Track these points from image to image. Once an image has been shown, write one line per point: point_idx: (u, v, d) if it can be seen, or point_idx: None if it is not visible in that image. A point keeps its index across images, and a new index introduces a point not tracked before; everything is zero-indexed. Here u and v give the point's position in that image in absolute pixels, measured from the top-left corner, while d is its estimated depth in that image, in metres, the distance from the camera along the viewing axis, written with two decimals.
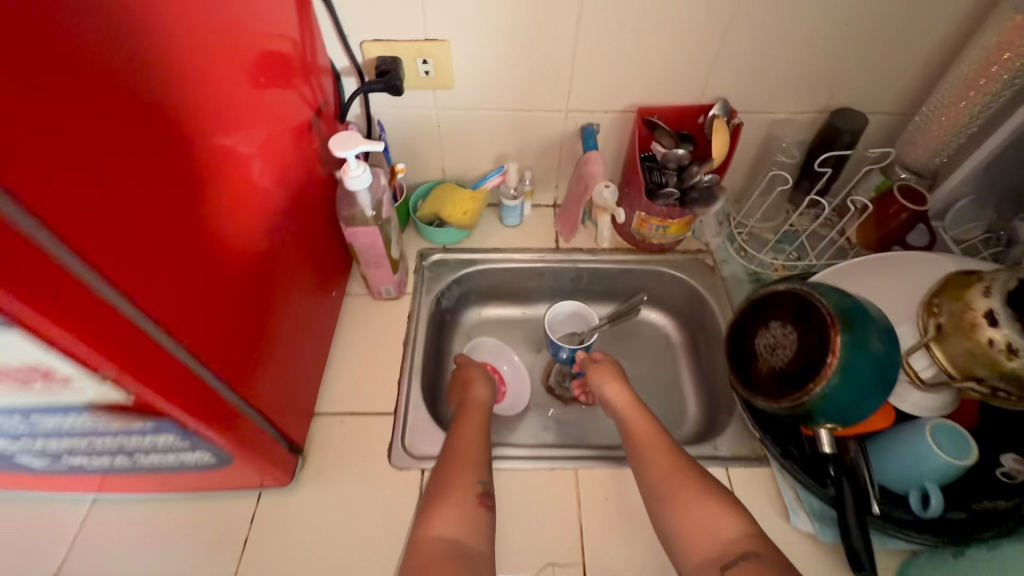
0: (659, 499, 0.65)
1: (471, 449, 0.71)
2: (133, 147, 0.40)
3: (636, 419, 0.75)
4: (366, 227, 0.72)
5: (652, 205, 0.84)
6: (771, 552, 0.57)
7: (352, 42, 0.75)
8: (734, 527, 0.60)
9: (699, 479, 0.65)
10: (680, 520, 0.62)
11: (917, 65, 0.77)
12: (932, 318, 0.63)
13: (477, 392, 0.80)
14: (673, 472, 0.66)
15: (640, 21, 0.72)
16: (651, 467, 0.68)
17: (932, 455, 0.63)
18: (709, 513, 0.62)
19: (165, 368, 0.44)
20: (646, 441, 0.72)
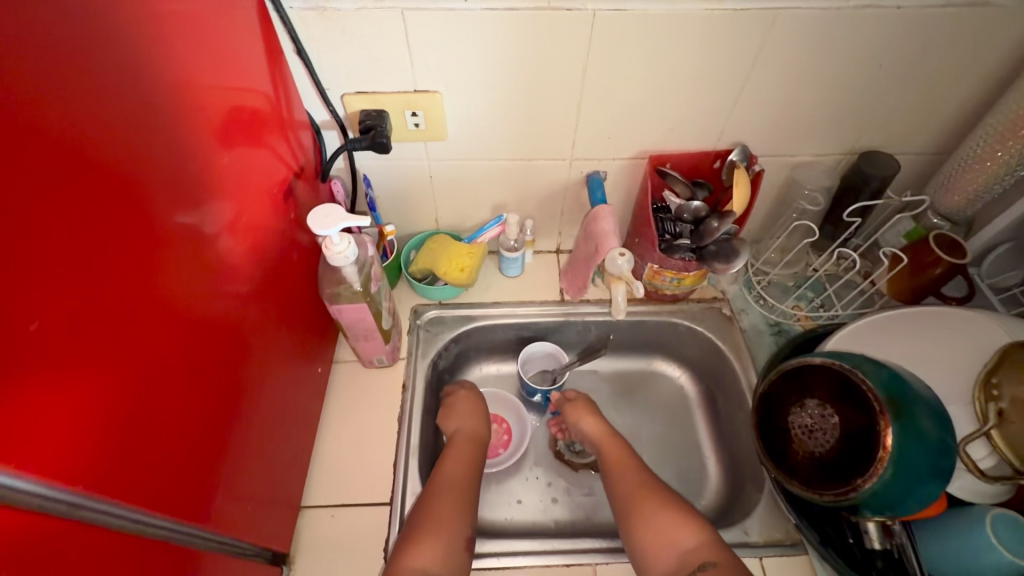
0: (627, 519, 0.67)
1: (460, 482, 0.70)
2: (28, 293, 0.32)
3: (610, 446, 0.76)
4: (353, 303, 0.65)
5: (668, 258, 0.77)
6: (725, 560, 0.60)
7: (332, 94, 0.68)
8: (693, 538, 0.63)
9: (663, 496, 0.68)
10: (644, 537, 0.64)
11: (952, 108, 0.71)
12: (992, 404, 0.57)
13: (472, 421, 0.78)
14: (639, 490, 0.69)
15: (652, 68, 0.65)
16: (621, 490, 0.70)
17: (991, 551, 0.57)
18: (670, 524, 0.64)
19: (79, 544, 0.36)
20: (617, 466, 0.73)
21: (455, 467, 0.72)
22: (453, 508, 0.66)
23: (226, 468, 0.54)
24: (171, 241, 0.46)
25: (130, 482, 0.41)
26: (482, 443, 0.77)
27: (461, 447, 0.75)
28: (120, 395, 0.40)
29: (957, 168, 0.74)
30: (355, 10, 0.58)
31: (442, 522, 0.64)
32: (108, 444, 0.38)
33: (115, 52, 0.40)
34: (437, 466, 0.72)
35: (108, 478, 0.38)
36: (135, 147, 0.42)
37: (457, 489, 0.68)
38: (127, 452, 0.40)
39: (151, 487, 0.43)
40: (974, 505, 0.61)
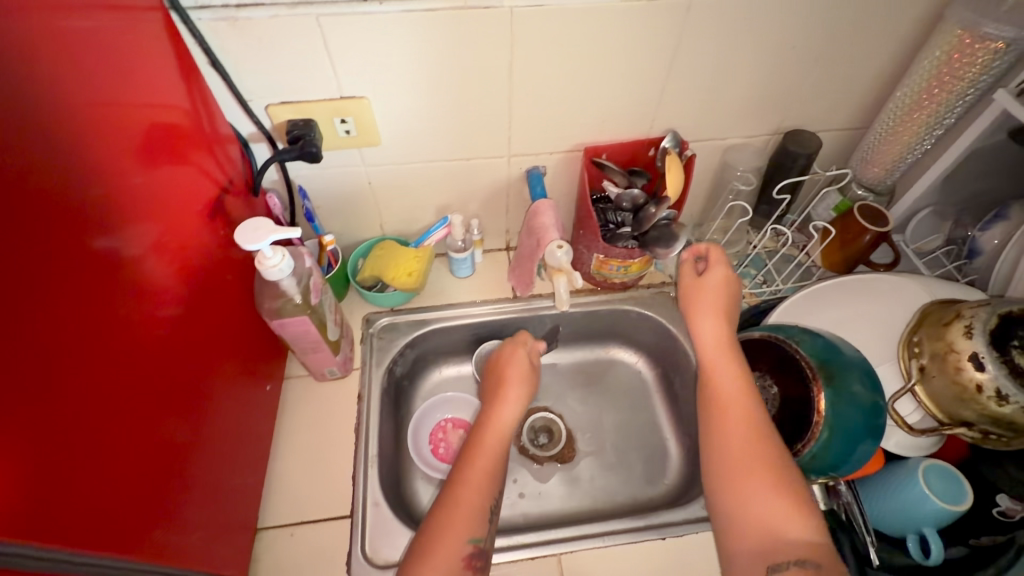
0: (723, 488, 0.58)
1: (474, 487, 0.65)
2: None
3: (727, 382, 0.63)
4: (296, 316, 0.64)
5: (611, 247, 0.78)
6: (832, 564, 0.50)
7: (257, 107, 0.66)
8: (800, 529, 0.52)
9: (778, 471, 0.56)
10: (736, 510, 0.56)
11: (866, 85, 0.74)
12: (914, 360, 0.59)
13: (496, 418, 0.72)
14: (749, 455, 0.57)
15: (577, 61, 0.66)
16: (723, 450, 0.59)
17: (925, 500, 0.60)
18: (771, 505, 0.54)
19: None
20: (729, 414, 0.61)
21: (472, 472, 0.66)
22: (458, 522, 0.62)
23: (171, 494, 0.53)
24: (90, 269, 0.45)
25: (56, 523, 0.39)
26: (505, 442, 0.71)
27: (483, 445, 0.69)
28: (36, 434, 0.38)
29: (876, 141, 0.78)
30: (268, 18, 0.57)
31: (443, 542, 0.60)
32: (25, 485, 0.37)
33: (10, 77, 0.38)
34: (460, 469, 0.67)
35: (31, 520, 0.37)
36: (35, 174, 0.40)
37: (465, 499, 0.64)
38: (49, 492, 0.39)
39: (85, 524, 0.42)
40: (909, 458, 0.64)
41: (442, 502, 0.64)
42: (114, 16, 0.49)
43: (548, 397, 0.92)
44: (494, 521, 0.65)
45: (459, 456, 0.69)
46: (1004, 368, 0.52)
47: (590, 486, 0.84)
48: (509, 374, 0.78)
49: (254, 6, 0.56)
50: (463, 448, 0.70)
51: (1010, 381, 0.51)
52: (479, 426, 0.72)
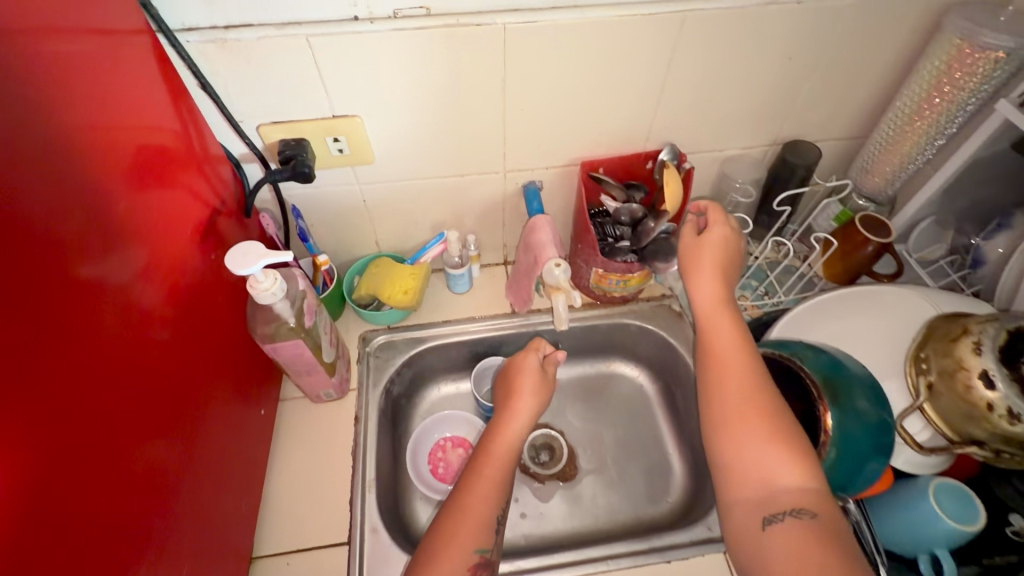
0: (718, 437, 0.56)
1: (480, 499, 0.63)
2: None
3: (722, 333, 0.62)
4: (290, 340, 0.63)
5: (610, 261, 0.77)
6: (826, 513, 0.50)
7: (248, 127, 0.65)
8: (795, 478, 0.52)
9: (774, 419, 0.55)
10: (731, 459, 0.54)
11: (865, 95, 0.73)
12: (922, 377, 0.58)
13: (505, 428, 0.70)
14: (744, 404, 0.56)
15: (572, 76, 0.65)
16: (719, 400, 0.58)
17: (937, 519, 0.58)
18: (765, 452, 0.53)
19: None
20: (725, 364, 0.60)
21: (480, 481, 0.65)
22: (464, 532, 0.60)
23: (159, 530, 0.51)
24: (76, 301, 0.43)
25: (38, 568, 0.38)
26: (514, 452, 0.69)
27: (491, 456, 0.67)
28: (16, 478, 0.37)
29: (876, 150, 0.77)
30: (257, 39, 0.56)
31: (447, 553, 0.58)
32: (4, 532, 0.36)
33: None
34: (466, 482, 0.65)
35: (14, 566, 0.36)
36: (18, 204, 0.38)
37: (472, 509, 0.62)
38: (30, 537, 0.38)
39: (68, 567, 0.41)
40: (918, 476, 0.63)
41: (449, 511, 0.62)
42: (102, 40, 0.48)
43: (548, 414, 0.91)
44: (501, 531, 0.63)
45: (466, 468, 0.67)
46: (1015, 385, 0.51)
47: (592, 506, 0.82)
48: (518, 382, 0.75)
49: (242, 27, 0.56)
50: (471, 460, 0.68)
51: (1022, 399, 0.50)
52: (488, 437, 0.70)
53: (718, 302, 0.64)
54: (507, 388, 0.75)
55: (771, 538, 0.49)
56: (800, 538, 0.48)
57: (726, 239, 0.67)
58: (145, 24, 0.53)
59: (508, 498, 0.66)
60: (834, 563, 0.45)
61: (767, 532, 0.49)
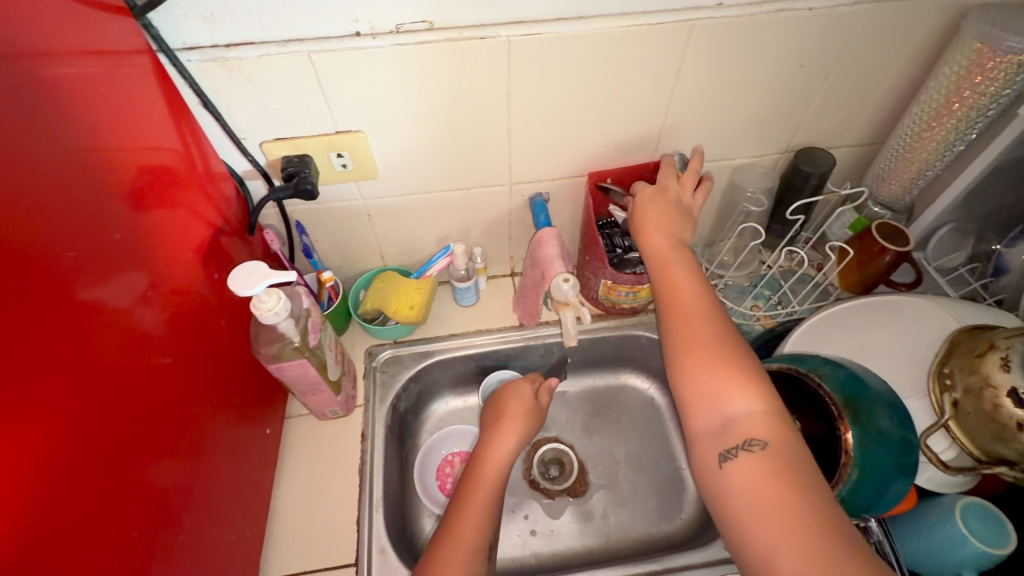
0: (675, 376, 0.57)
1: (472, 525, 0.62)
2: None
3: (676, 274, 0.63)
4: (294, 360, 0.62)
5: (619, 273, 0.75)
6: (778, 441, 0.51)
7: (251, 144, 0.65)
8: (747, 408, 0.53)
9: (725, 354, 0.56)
10: (687, 397, 0.56)
11: (880, 100, 0.71)
12: (947, 394, 0.56)
13: (492, 453, 0.69)
14: (696, 341, 0.57)
15: (578, 87, 0.64)
16: (674, 340, 0.59)
17: (963, 540, 0.56)
18: (717, 385, 0.54)
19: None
20: (679, 305, 0.61)
21: (468, 509, 0.64)
22: (455, 561, 0.59)
23: (158, 567, 0.49)
24: (76, 329, 0.42)
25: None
26: (502, 478, 0.68)
27: (481, 483, 0.66)
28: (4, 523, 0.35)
29: (892, 157, 0.74)
30: (257, 58, 0.56)
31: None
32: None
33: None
34: (454, 512, 0.64)
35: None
36: (17, 233, 0.38)
37: (463, 537, 0.61)
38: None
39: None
40: (943, 496, 0.60)
41: (439, 540, 0.61)
42: (101, 62, 0.48)
43: (558, 428, 0.89)
44: (492, 557, 0.63)
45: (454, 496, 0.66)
46: None
47: (604, 522, 0.80)
48: (512, 405, 0.75)
49: (243, 45, 0.55)
50: (458, 487, 0.67)
51: None
52: (475, 461, 0.69)
53: (670, 247, 0.65)
54: (496, 411, 0.76)
55: (726, 474, 0.51)
56: (751, 471, 0.49)
57: (660, 189, 0.69)
58: (145, 44, 0.52)
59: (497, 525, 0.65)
60: (783, 494, 0.47)
61: (723, 470, 0.51)
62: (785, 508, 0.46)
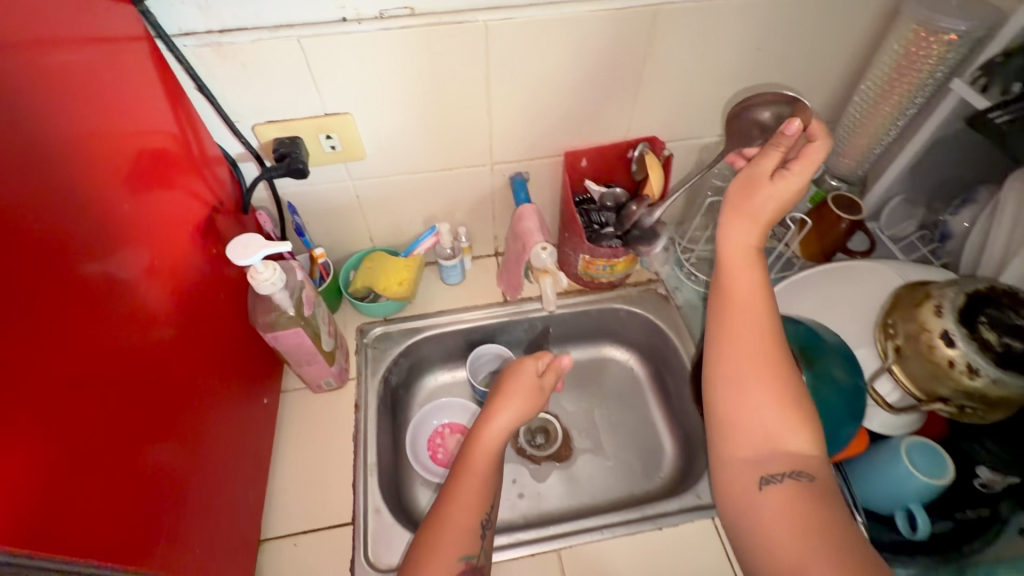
0: (728, 390, 0.56)
1: (464, 510, 0.63)
2: None
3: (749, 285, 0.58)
4: (289, 329, 0.65)
5: (596, 247, 0.79)
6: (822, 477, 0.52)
7: (243, 127, 0.68)
8: (804, 444, 0.54)
9: (788, 386, 0.55)
10: (738, 416, 0.55)
11: (832, 80, 0.77)
12: (890, 341, 0.61)
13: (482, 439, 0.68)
14: (762, 365, 0.56)
15: (551, 70, 0.69)
16: (733, 357, 0.57)
17: (909, 477, 0.62)
18: (772, 416, 0.54)
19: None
20: (744, 319, 0.58)
21: (462, 490, 0.64)
22: (445, 544, 0.61)
23: (169, 519, 0.53)
24: (80, 295, 0.45)
25: (60, 541, 0.40)
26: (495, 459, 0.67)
27: (469, 472, 0.65)
28: (35, 460, 0.39)
29: (846, 133, 0.80)
30: (251, 43, 0.59)
31: (432, 563, 0.59)
32: (23, 509, 0.37)
33: (7, 111, 0.41)
34: (448, 493, 0.64)
35: (37, 536, 0.38)
36: (26, 204, 0.41)
37: (453, 521, 0.62)
38: (47, 513, 0.40)
39: (87, 544, 0.43)
40: (891, 438, 0.66)
41: (430, 523, 0.63)
42: (99, 47, 0.51)
43: None
44: (487, 535, 0.64)
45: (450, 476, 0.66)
46: (973, 344, 0.54)
47: (588, 484, 0.85)
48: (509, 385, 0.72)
49: (236, 31, 0.58)
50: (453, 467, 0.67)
51: (980, 355, 0.53)
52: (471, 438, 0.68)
53: (752, 250, 0.59)
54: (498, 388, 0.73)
55: (763, 497, 0.51)
56: (795, 497, 0.50)
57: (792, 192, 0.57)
58: (143, 30, 0.56)
59: (492, 506, 0.66)
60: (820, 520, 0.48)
61: (762, 492, 0.52)
62: (825, 534, 0.47)
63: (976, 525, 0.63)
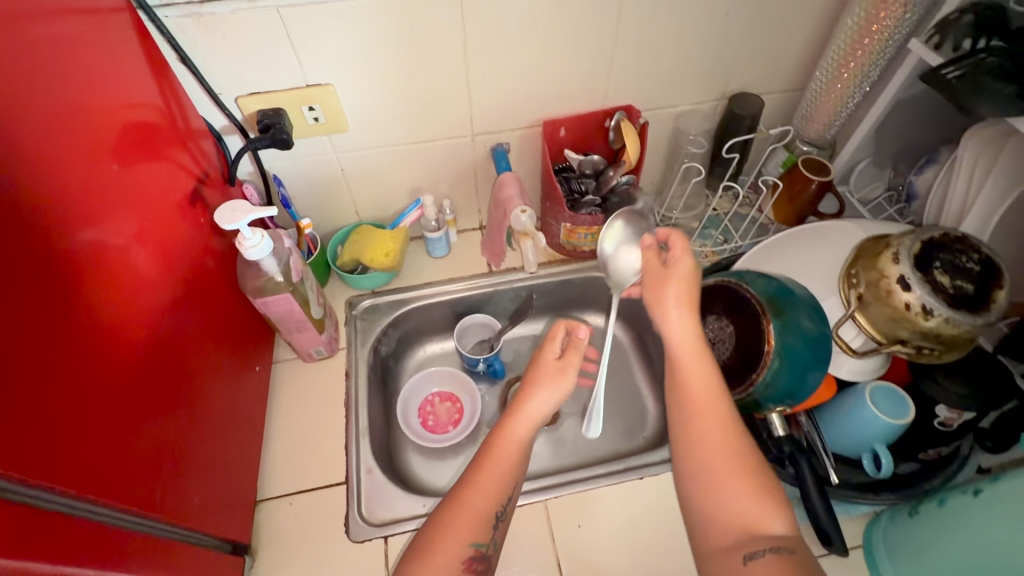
0: (698, 485, 0.57)
1: (485, 496, 0.60)
2: None
3: (697, 374, 0.61)
4: (278, 294, 0.67)
5: (576, 215, 0.82)
6: (800, 550, 0.51)
7: (227, 99, 0.70)
8: (781, 524, 0.53)
9: (753, 468, 0.56)
10: (711, 509, 0.55)
11: (799, 46, 0.79)
12: (852, 290, 0.64)
13: (514, 422, 0.65)
14: (725, 453, 0.56)
15: (525, 39, 0.70)
16: (697, 451, 0.58)
17: (874, 419, 0.65)
18: (743, 500, 0.54)
19: (35, 533, 0.38)
20: (698, 411, 0.59)
21: (482, 475, 0.62)
22: (459, 524, 0.58)
23: (173, 471, 0.55)
24: (72, 255, 0.47)
25: (77, 481, 0.43)
26: (522, 451, 0.64)
27: (494, 455, 0.63)
28: (44, 403, 0.41)
29: (813, 100, 0.82)
30: (230, 13, 0.61)
31: (440, 546, 0.57)
32: (40, 443, 0.40)
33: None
34: (468, 478, 0.62)
35: (56, 473, 0.41)
36: (15, 165, 0.43)
37: (469, 500, 0.60)
38: (62, 453, 0.42)
39: (101, 486, 0.45)
40: (857, 384, 0.69)
41: (447, 503, 0.60)
42: (82, 17, 0.52)
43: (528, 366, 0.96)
44: (500, 527, 0.61)
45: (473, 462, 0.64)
46: (927, 286, 0.57)
47: (574, 444, 0.88)
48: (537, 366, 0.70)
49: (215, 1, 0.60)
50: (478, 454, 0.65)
51: (933, 297, 0.57)
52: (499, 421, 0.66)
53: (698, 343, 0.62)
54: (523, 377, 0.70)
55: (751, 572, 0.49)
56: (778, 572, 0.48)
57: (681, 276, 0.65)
58: (126, 3, 0.57)
59: (514, 497, 0.63)
60: None
61: (747, 568, 0.50)
62: None
63: (939, 462, 0.68)
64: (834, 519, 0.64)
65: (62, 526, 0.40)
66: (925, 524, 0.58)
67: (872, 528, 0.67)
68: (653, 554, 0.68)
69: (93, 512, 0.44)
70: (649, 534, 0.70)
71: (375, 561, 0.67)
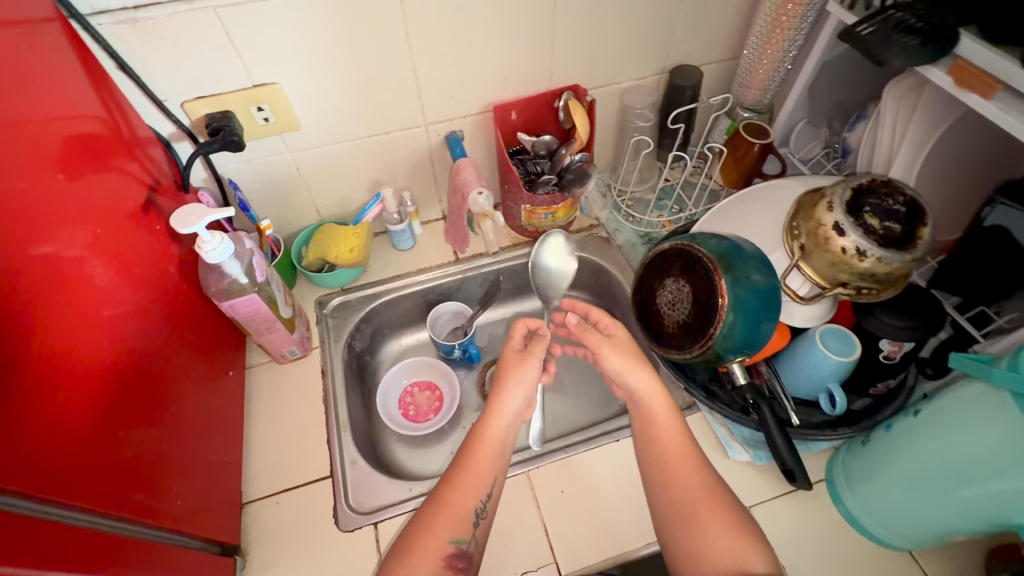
0: (684, 526, 0.61)
1: (463, 490, 0.62)
2: None
3: (669, 425, 0.67)
4: (243, 296, 0.68)
5: (534, 195, 0.84)
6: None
7: (172, 105, 0.69)
8: (762, 561, 0.56)
9: (733, 511, 0.61)
10: (702, 551, 0.58)
11: (731, 16, 0.83)
12: (795, 241, 0.68)
13: (489, 422, 0.67)
14: (705, 498, 0.62)
15: (468, 26, 0.72)
16: (676, 493, 0.63)
17: (826, 359, 0.69)
18: (733, 543, 0.58)
19: (22, 537, 0.38)
20: (674, 458, 0.65)
21: (465, 474, 0.63)
22: (439, 521, 0.60)
23: (154, 476, 0.56)
24: (25, 266, 0.46)
25: (53, 484, 0.43)
26: (503, 435, 0.67)
27: (471, 450, 0.65)
28: (11, 413, 0.41)
29: (748, 67, 0.86)
30: (167, 16, 0.60)
31: (426, 539, 0.59)
32: (9, 452, 0.40)
33: None
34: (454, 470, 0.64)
35: (31, 480, 0.41)
36: None
37: (458, 508, 0.61)
38: (33, 461, 0.42)
39: (79, 492, 0.45)
40: (809, 329, 0.73)
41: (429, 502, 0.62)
42: (14, 28, 0.50)
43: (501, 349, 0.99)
44: (481, 524, 0.62)
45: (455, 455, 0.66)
46: (859, 230, 0.61)
47: (552, 419, 0.90)
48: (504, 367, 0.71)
49: (151, 5, 0.59)
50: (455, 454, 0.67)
51: (866, 239, 0.61)
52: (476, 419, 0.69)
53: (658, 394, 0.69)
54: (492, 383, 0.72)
55: None
56: None
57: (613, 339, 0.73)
58: (56, 12, 0.56)
59: (494, 495, 0.64)
60: None
61: None
62: None
63: (888, 396, 0.73)
64: (798, 458, 0.67)
65: (44, 529, 0.41)
66: (875, 453, 0.63)
67: (831, 461, 0.72)
68: (635, 509, 0.71)
69: (73, 518, 0.44)
70: (630, 491, 0.73)
71: (367, 548, 0.69)
